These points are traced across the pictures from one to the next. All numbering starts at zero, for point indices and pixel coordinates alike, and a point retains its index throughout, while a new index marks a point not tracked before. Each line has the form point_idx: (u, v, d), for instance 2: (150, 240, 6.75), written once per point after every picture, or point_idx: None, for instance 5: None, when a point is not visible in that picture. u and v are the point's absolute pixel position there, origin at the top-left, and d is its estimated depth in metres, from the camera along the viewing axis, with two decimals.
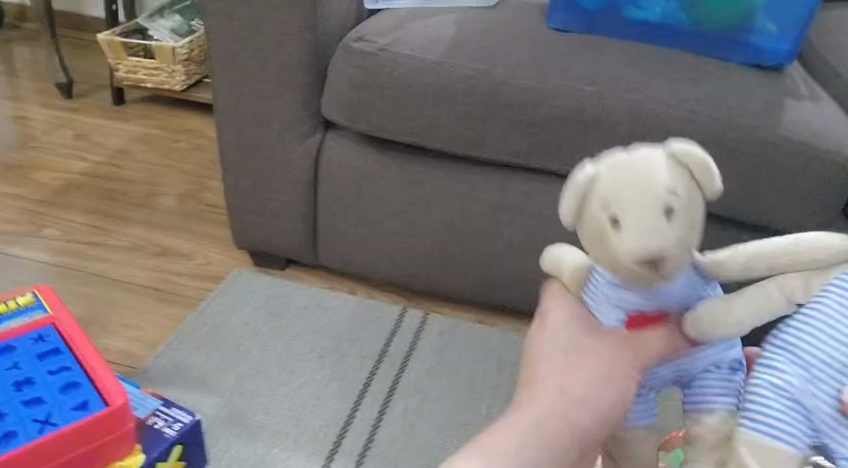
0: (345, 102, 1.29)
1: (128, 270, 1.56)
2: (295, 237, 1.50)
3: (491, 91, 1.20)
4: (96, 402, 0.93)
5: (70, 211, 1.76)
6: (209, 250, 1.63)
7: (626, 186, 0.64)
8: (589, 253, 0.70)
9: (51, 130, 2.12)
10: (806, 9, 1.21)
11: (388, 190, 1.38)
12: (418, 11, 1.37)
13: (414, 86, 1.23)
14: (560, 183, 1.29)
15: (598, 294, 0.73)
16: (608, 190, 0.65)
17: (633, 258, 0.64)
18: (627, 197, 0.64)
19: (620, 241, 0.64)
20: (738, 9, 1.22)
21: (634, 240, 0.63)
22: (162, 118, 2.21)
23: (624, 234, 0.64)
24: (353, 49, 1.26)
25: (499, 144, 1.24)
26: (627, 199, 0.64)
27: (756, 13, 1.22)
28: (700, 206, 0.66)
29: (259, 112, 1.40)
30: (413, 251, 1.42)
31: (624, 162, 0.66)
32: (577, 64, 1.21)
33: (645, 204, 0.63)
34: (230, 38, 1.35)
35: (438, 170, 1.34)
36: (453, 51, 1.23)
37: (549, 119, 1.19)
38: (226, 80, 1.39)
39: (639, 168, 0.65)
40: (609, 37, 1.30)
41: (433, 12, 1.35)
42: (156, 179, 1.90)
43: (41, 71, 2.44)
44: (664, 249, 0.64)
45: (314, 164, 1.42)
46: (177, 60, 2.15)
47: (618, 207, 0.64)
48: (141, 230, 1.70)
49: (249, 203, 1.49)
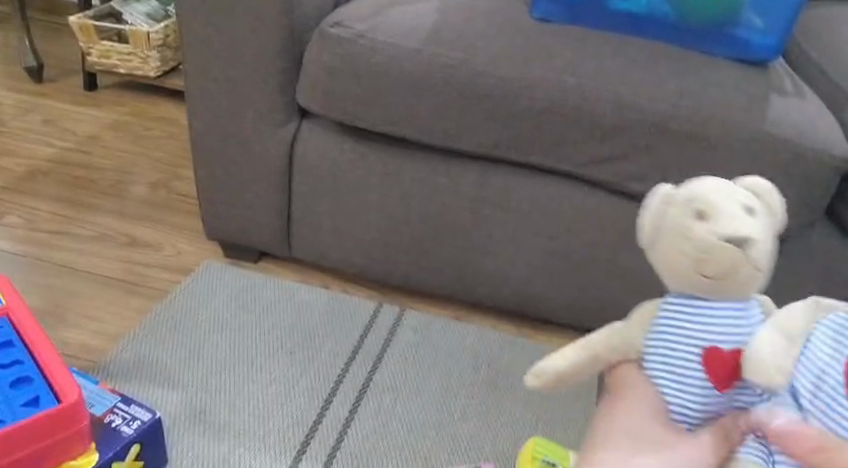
0: (321, 89, 1.25)
1: (93, 260, 1.51)
2: (267, 228, 1.45)
3: (472, 81, 1.17)
4: (47, 398, 0.89)
5: (35, 198, 1.70)
6: (180, 240, 1.59)
7: (714, 194, 0.71)
8: (662, 273, 0.74)
9: (19, 115, 2.06)
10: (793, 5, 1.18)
11: (365, 181, 1.35)
12: None
13: (392, 74, 1.20)
14: (541, 176, 1.26)
15: (667, 333, 0.75)
16: (690, 194, 0.72)
17: (720, 244, 0.68)
18: (715, 199, 0.71)
19: (704, 231, 0.69)
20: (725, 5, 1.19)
21: (724, 228, 0.68)
22: (135, 105, 2.15)
23: (712, 225, 0.69)
24: (329, 34, 1.22)
25: (479, 135, 1.20)
26: (715, 200, 0.70)
27: (743, 7, 1.19)
28: (771, 217, 0.73)
29: (231, 98, 1.35)
30: (389, 244, 1.38)
31: (706, 183, 0.73)
32: (561, 55, 1.17)
33: (727, 201, 0.71)
34: (203, 21, 1.30)
35: (416, 162, 1.31)
36: (434, 39, 1.19)
37: (530, 112, 1.16)
38: (197, 65, 1.34)
39: (717, 182, 0.73)
40: (592, 28, 1.26)
41: None
42: (127, 167, 1.85)
43: (10, 54, 2.37)
44: (743, 230, 0.68)
45: (288, 153, 1.38)
46: (151, 46, 2.09)
47: (700, 204, 0.71)
48: (108, 219, 1.64)
49: (221, 192, 1.44)
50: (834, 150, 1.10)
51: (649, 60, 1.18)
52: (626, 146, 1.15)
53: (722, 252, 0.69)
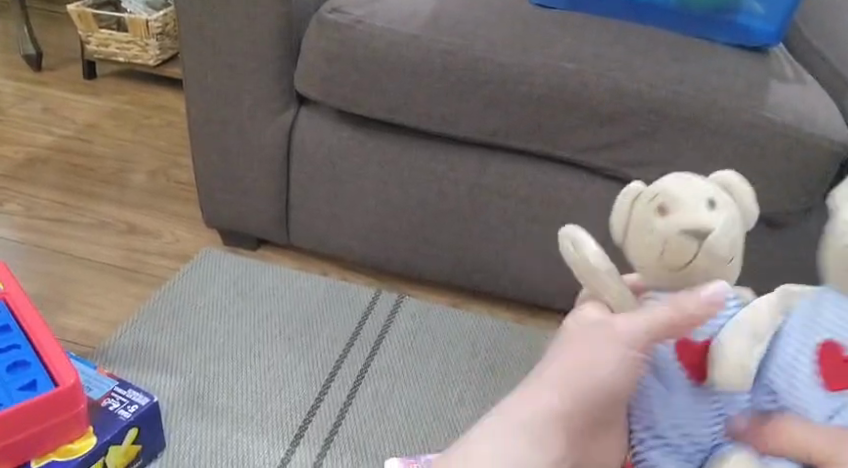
0: (319, 75, 1.25)
1: (93, 248, 1.51)
2: (266, 216, 1.45)
3: (470, 67, 1.16)
4: (44, 383, 0.90)
5: (34, 186, 1.70)
6: (179, 228, 1.59)
7: None
8: None
9: (18, 103, 2.06)
10: None
11: (364, 169, 1.34)
12: None
13: (390, 60, 1.19)
14: (540, 163, 1.26)
15: None
16: None
17: None
18: None
19: None
20: None
21: None
22: (134, 93, 2.15)
23: None
24: (327, 20, 1.21)
25: (477, 122, 1.20)
26: None
27: None
28: None
29: (229, 85, 1.35)
30: (388, 231, 1.38)
31: None
32: (560, 41, 1.17)
33: None
34: (201, 7, 1.30)
35: (415, 148, 1.31)
36: (432, 25, 1.19)
37: (529, 98, 1.16)
38: (195, 52, 1.34)
39: None
40: (592, 15, 1.26)
41: None
42: (126, 155, 1.85)
43: (10, 42, 2.37)
44: None
45: (287, 140, 1.38)
46: (150, 34, 2.09)
47: None
48: (108, 206, 1.64)
49: (220, 179, 1.44)
50: (833, 136, 1.10)
51: (648, 48, 1.17)
52: (624, 133, 1.15)
53: (687, 247, 0.60)
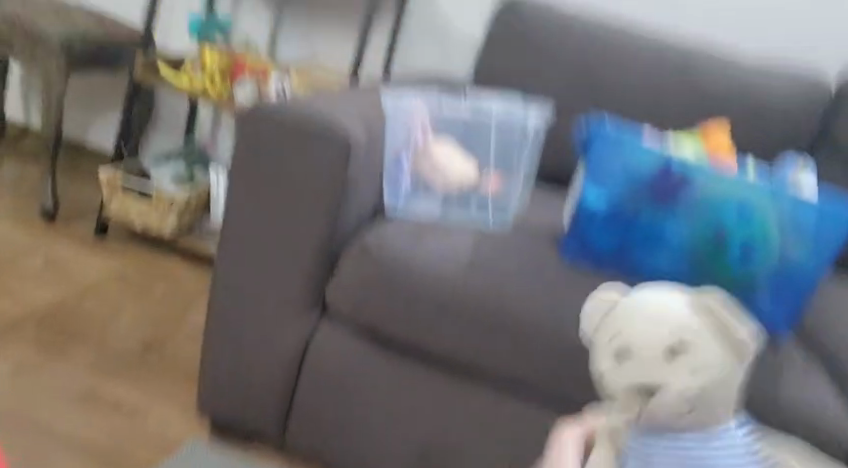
0: (353, 299, 1.32)
1: (77, 420, 1.47)
2: (267, 416, 1.43)
3: (497, 315, 1.24)
4: None
5: (28, 344, 1.68)
6: (167, 407, 1.55)
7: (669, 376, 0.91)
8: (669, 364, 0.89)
9: (26, 254, 2.08)
10: (799, 296, 1.26)
11: (376, 385, 1.36)
12: (431, 226, 1.43)
13: (423, 293, 1.27)
14: (554, 408, 1.27)
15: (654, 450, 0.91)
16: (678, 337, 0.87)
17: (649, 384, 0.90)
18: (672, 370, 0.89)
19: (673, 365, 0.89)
20: (739, 284, 1.24)
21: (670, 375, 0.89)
22: (143, 257, 2.20)
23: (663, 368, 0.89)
24: (369, 253, 1.32)
25: (493, 365, 1.26)
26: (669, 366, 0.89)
27: (759, 289, 1.24)
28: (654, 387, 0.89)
29: (258, 285, 1.37)
30: (390, 450, 1.37)
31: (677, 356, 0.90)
32: (585, 304, 1.24)
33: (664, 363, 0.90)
34: (247, 213, 1.35)
35: (431, 379, 1.34)
36: (471, 274, 1.28)
37: (554, 341, 1.22)
38: (230, 249, 1.38)
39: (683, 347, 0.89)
40: (616, 279, 1.31)
41: (452, 230, 1.41)
42: (126, 322, 1.84)
43: (29, 192, 2.46)
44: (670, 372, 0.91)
45: (304, 347, 1.39)
46: (171, 209, 2.21)
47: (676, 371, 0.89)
48: (98, 374, 1.62)
49: (224, 372, 1.43)
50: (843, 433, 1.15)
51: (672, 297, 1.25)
52: None
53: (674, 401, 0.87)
